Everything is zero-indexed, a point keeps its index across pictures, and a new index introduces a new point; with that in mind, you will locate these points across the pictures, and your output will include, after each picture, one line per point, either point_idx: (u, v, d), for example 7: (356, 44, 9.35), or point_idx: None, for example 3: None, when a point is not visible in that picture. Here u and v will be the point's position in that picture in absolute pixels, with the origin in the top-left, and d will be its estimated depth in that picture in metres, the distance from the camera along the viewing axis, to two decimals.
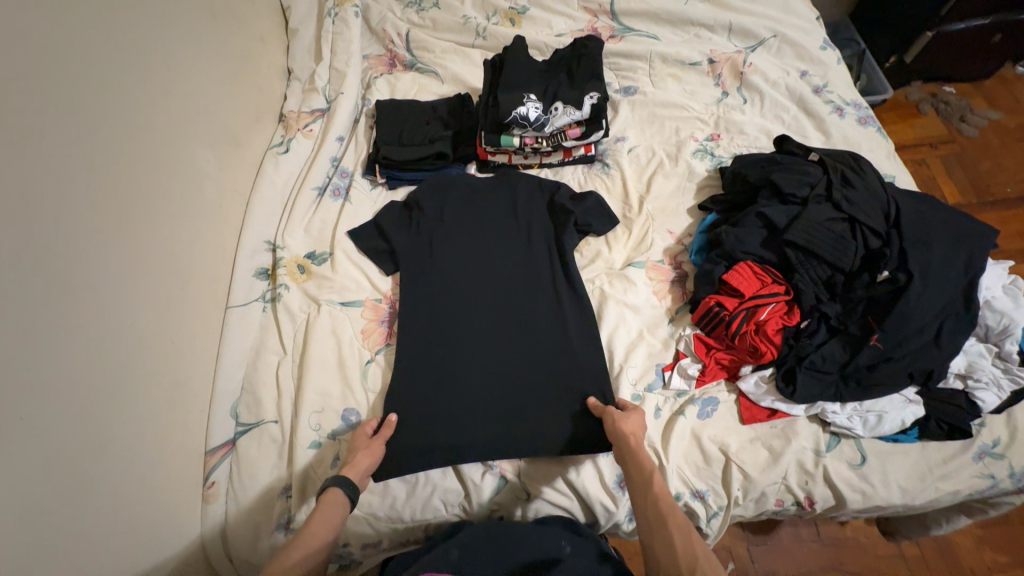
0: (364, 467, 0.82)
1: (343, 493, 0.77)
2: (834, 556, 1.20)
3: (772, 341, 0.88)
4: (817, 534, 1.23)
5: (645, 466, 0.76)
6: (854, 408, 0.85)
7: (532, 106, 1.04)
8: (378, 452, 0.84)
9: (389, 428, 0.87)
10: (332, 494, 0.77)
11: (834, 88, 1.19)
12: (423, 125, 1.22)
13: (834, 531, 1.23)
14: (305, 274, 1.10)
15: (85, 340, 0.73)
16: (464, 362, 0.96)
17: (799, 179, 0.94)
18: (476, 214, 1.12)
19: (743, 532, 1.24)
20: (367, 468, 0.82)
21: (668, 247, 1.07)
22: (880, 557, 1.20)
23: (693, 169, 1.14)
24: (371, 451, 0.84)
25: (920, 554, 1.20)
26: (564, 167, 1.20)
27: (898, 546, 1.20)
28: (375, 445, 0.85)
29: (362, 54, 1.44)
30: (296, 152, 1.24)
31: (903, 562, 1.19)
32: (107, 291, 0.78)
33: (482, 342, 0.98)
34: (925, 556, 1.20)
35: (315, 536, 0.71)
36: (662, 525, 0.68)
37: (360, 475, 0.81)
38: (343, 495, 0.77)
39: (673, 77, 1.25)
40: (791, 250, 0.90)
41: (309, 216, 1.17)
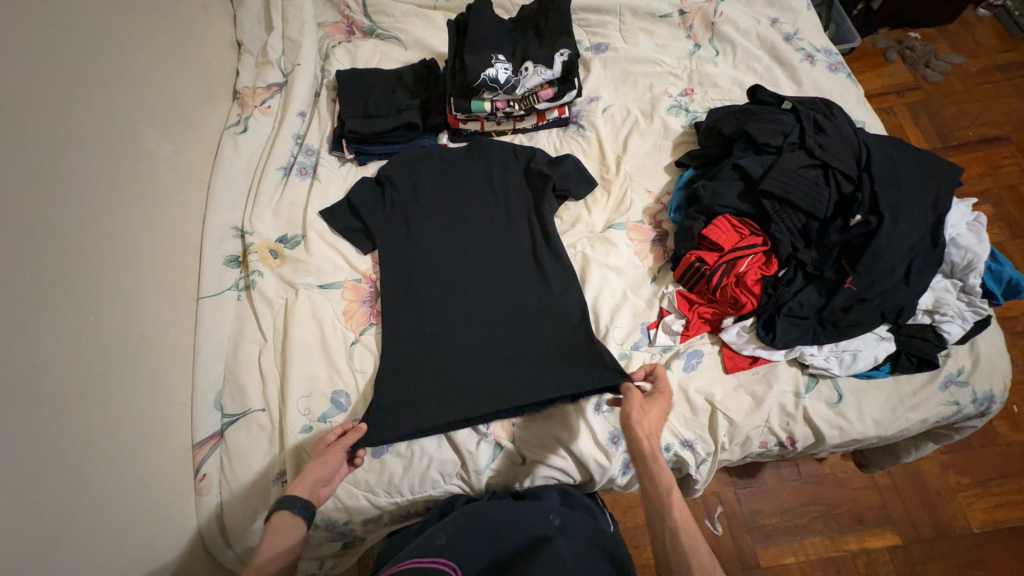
0: (317, 478, 0.79)
1: (296, 514, 0.75)
2: (815, 492, 1.28)
3: (752, 292, 0.89)
4: (798, 473, 1.30)
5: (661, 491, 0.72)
6: (831, 348, 0.88)
7: (502, 68, 1.00)
8: (335, 458, 0.81)
9: (354, 434, 0.84)
10: (279, 519, 0.74)
11: (805, 35, 1.18)
12: (389, 95, 1.17)
13: (813, 469, 1.30)
14: (278, 258, 1.06)
15: (46, 341, 0.68)
16: (451, 335, 0.96)
17: (773, 128, 0.93)
18: (451, 186, 1.09)
19: (730, 477, 1.30)
20: (320, 478, 0.79)
21: (647, 206, 1.07)
22: (857, 489, 1.28)
23: (668, 126, 1.13)
24: (327, 460, 0.80)
25: (892, 482, 1.28)
26: (539, 131, 1.17)
27: (872, 476, 1.29)
28: (331, 454, 0.81)
29: (316, 22, 1.35)
30: (255, 131, 1.17)
31: (877, 491, 1.27)
32: (65, 286, 0.73)
33: (467, 314, 0.97)
34: (897, 484, 1.29)
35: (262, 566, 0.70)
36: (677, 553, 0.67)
37: (309, 486, 0.78)
38: (294, 515, 0.74)
39: (644, 31, 1.22)
40: (768, 200, 0.90)
41: (276, 199, 1.12)
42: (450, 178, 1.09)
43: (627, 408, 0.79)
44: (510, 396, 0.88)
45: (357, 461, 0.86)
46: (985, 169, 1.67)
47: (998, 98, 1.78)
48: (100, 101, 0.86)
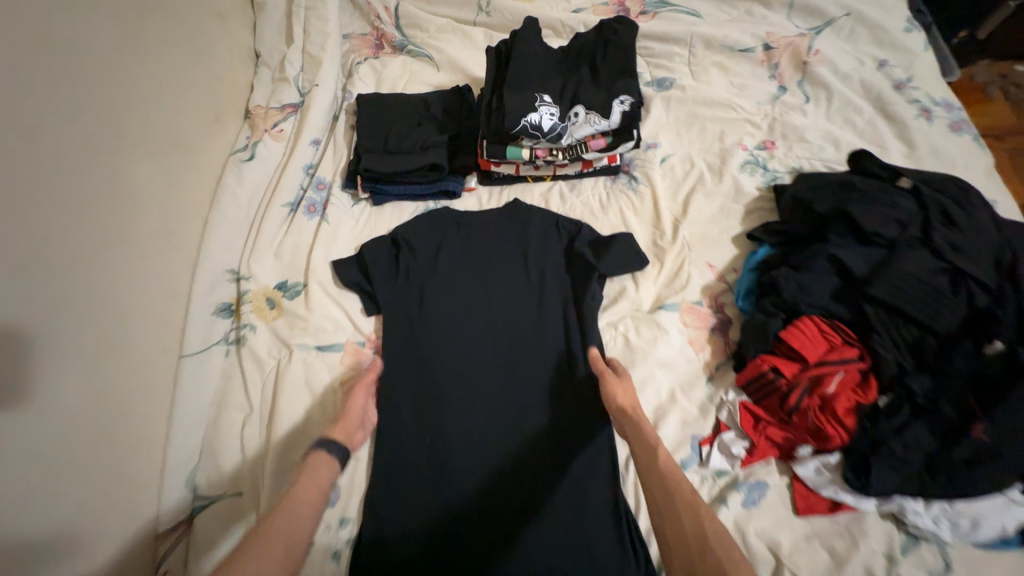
0: (353, 421, 0.77)
1: (331, 456, 0.70)
2: None
3: (842, 422, 0.70)
4: None
5: (649, 441, 0.64)
6: (942, 509, 0.67)
7: (547, 112, 0.83)
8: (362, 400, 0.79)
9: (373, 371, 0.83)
10: (318, 458, 0.69)
11: (920, 83, 0.97)
12: (414, 127, 1.02)
13: None
14: (275, 309, 0.94)
15: None
16: (464, 428, 0.82)
17: (886, 215, 0.74)
18: (477, 246, 0.95)
19: None
20: (360, 420, 0.78)
21: (708, 284, 0.88)
22: None
23: (740, 186, 0.94)
24: (357, 401, 0.79)
25: None
26: (583, 180, 1.01)
27: None
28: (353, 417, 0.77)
29: (343, 34, 1.21)
30: (264, 158, 1.04)
31: None
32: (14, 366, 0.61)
33: (484, 404, 0.84)
34: None
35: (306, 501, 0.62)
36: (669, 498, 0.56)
37: (346, 432, 0.75)
38: (330, 461, 0.69)
39: (718, 66, 1.03)
40: (872, 307, 0.71)
41: (279, 239, 0.99)
42: (478, 237, 0.96)
43: (605, 380, 0.75)
44: (508, 407, 0.83)
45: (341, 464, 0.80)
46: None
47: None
48: (77, 134, 0.74)
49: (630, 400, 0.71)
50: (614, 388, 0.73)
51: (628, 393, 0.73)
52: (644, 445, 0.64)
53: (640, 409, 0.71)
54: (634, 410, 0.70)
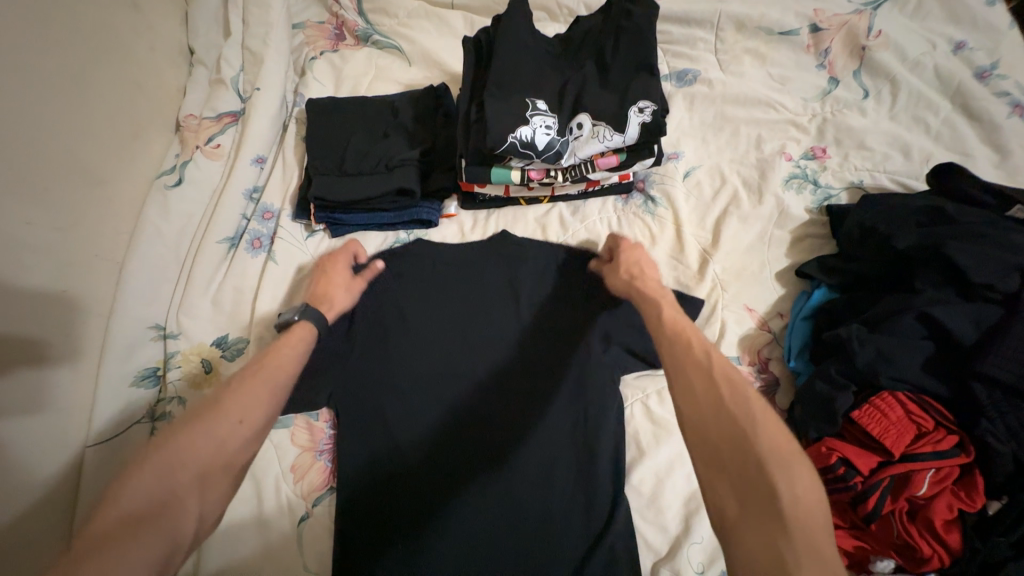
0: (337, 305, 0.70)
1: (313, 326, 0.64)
2: None
3: (941, 539, 0.53)
4: None
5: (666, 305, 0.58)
6: None
7: (541, 124, 0.64)
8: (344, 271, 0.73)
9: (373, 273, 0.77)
10: (301, 330, 0.62)
11: (1009, 70, 0.77)
12: (378, 140, 0.83)
13: None
14: (210, 374, 0.75)
15: None
16: (426, 498, 0.68)
17: (1003, 262, 0.55)
18: (453, 284, 0.78)
19: None
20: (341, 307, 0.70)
21: (747, 333, 0.69)
22: None
23: (785, 207, 0.75)
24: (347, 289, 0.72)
25: None
26: (588, 201, 0.82)
27: None
28: (338, 277, 0.72)
29: (295, 23, 1.01)
30: (196, 183, 0.85)
31: None
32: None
33: (455, 473, 0.69)
34: None
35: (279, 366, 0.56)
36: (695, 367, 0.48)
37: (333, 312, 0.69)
38: (310, 328, 0.63)
39: (753, 53, 0.84)
40: (985, 389, 0.54)
41: (215, 283, 0.80)
42: (457, 274, 0.78)
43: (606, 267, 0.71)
44: (490, 330, 0.75)
45: (325, 482, 0.70)
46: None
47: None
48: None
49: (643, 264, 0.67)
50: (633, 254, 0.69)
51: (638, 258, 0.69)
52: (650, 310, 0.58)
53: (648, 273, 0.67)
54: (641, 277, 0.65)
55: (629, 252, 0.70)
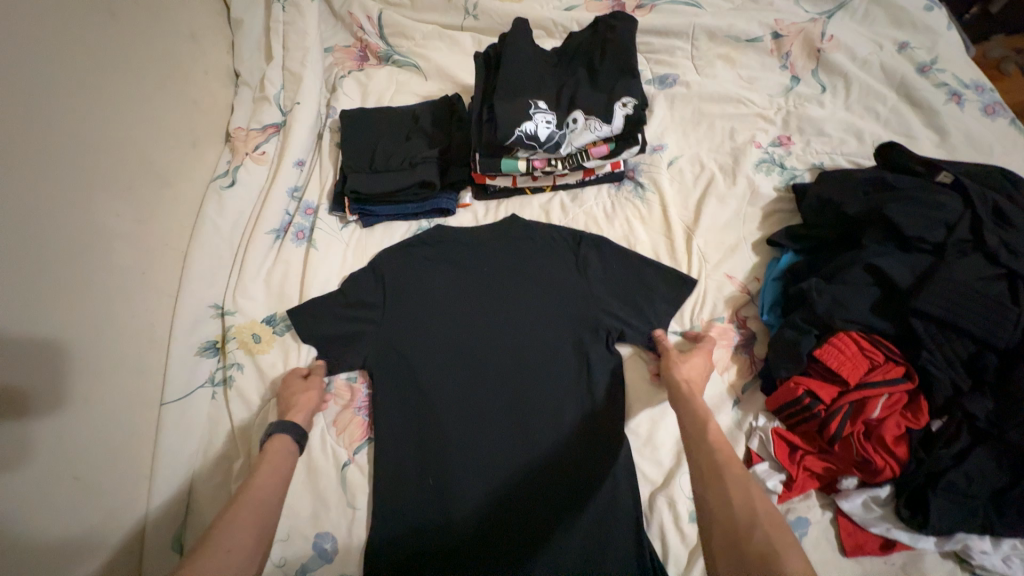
0: (308, 409, 0.77)
1: (290, 439, 0.70)
2: None
3: (891, 452, 0.63)
4: None
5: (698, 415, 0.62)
6: (1014, 547, 0.60)
7: (542, 119, 0.76)
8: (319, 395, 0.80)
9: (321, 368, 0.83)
10: (278, 443, 0.69)
11: (946, 65, 0.89)
12: (402, 142, 0.96)
13: None
14: (261, 344, 0.87)
15: None
16: (465, 448, 0.78)
17: (930, 217, 0.65)
18: (466, 262, 0.90)
19: None
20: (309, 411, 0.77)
21: (730, 295, 0.81)
22: None
23: (756, 187, 0.86)
24: (309, 393, 0.79)
25: None
26: (585, 189, 0.94)
27: None
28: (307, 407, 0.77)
29: (325, 48, 1.16)
30: (246, 184, 0.99)
31: None
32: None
33: (488, 448, 0.78)
34: None
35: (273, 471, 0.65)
36: (714, 469, 0.54)
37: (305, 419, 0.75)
38: (288, 441, 0.70)
39: (724, 58, 0.96)
40: (923, 323, 0.63)
41: (265, 268, 0.93)
42: (470, 254, 0.90)
43: (669, 356, 0.74)
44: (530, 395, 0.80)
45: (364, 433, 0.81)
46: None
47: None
48: (26, 172, 0.66)
49: (692, 373, 0.71)
50: (677, 363, 0.72)
51: (690, 367, 0.71)
52: (693, 420, 0.61)
53: (698, 383, 0.70)
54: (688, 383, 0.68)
55: (691, 358, 0.73)
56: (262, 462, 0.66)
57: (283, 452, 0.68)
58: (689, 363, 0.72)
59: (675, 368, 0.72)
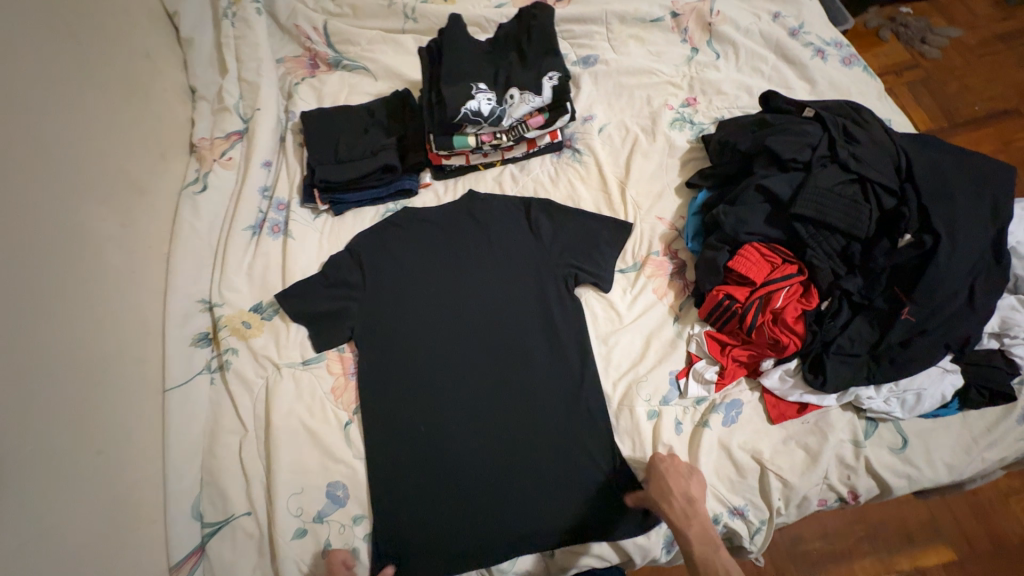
0: None
1: None
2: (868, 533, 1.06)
3: (793, 331, 0.78)
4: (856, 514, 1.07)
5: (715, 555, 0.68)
6: (890, 389, 0.76)
7: (484, 98, 0.88)
8: None
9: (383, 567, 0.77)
10: None
11: (811, 28, 1.08)
12: (361, 134, 1.05)
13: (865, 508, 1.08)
14: (251, 330, 0.95)
15: None
16: (451, 393, 0.89)
17: (799, 143, 0.82)
18: (437, 236, 1.00)
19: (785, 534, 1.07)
20: None
21: (662, 233, 0.96)
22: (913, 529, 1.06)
23: (673, 142, 1.02)
24: None
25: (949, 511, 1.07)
26: (531, 160, 1.07)
27: (930, 518, 1.06)
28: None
29: (276, 59, 1.24)
30: (217, 188, 1.05)
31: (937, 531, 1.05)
32: None
33: (471, 391, 0.89)
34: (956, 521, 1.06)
35: None
36: None
37: None
38: None
39: (635, 38, 1.12)
40: (803, 226, 0.79)
41: (246, 261, 1.00)
42: (437, 228, 1.01)
43: (677, 470, 0.75)
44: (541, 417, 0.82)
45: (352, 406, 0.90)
46: (1007, 132, 1.49)
47: (1014, 56, 1.59)
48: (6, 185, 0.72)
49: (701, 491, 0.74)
50: (692, 479, 0.74)
51: (698, 482, 0.74)
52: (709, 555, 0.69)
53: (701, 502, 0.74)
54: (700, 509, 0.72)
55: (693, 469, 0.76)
56: None
57: None
58: (696, 476, 0.75)
59: (688, 486, 0.73)
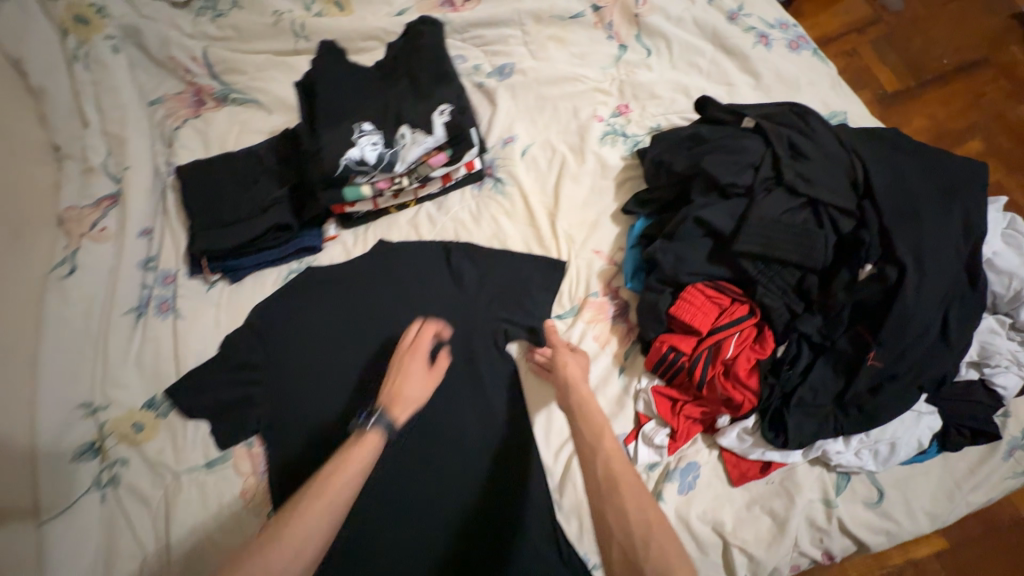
0: (417, 386, 0.67)
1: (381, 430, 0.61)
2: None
3: (748, 386, 0.68)
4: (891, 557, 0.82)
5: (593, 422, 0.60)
6: (861, 441, 0.67)
7: (368, 143, 0.75)
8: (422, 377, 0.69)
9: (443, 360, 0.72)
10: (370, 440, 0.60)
11: (752, 10, 0.94)
12: (249, 187, 0.91)
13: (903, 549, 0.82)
14: (144, 433, 0.82)
15: None
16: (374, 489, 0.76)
17: (738, 163, 0.70)
18: (348, 299, 0.88)
19: None
20: (416, 400, 0.66)
21: (600, 269, 0.84)
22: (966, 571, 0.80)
23: (605, 161, 0.89)
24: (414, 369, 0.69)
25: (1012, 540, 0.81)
26: (449, 195, 0.93)
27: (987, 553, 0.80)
28: (416, 371, 0.69)
29: (151, 99, 1.07)
30: (90, 266, 0.88)
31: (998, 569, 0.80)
32: None
33: (394, 481, 0.77)
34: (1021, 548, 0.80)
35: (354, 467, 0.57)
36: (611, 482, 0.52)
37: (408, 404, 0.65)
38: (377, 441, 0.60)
39: (555, 39, 0.98)
40: (750, 263, 0.68)
41: (132, 350, 0.87)
42: (346, 288, 0.88)
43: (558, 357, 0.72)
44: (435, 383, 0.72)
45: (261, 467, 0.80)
46: (980, 85, 1.28)
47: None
48: None
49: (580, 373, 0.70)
50: (569, 363, 0.71)
51: (578, 368, 0.70)
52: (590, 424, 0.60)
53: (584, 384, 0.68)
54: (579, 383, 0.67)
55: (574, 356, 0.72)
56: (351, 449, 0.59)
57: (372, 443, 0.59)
58: (576, 364, 0.71)
59: (567, 369, 0.70)
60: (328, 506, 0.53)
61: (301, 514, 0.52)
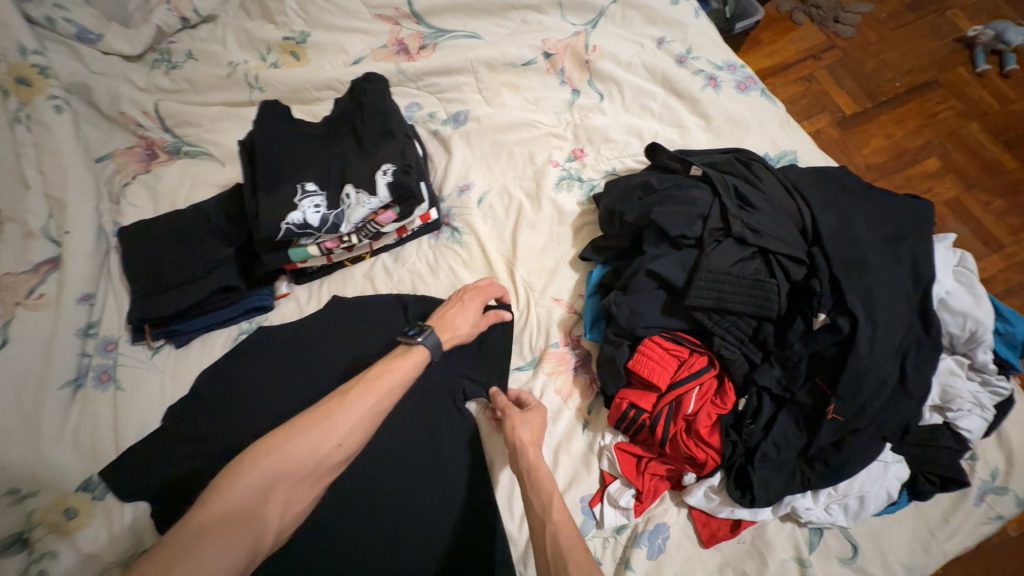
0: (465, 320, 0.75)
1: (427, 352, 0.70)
2: None
3: (708, 443, 0.66)
4: None
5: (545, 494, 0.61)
6: (829, 495, 0.65)
7: (311, 205, 0.74)
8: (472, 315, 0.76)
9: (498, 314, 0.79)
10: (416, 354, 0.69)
11: (700, 52, 0.96)
12: (197, 247, 0.88)
13: None
14: (77, 520, 0.74)
15: None
16: None
17: (687, 214, 0.70)
18: (296, 359, 0.82)
19: None
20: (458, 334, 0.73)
21: (560, 318, 0.82)
22: None
23: (561, 207, 0.88)
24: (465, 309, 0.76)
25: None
26: (406, 246, 0.91)
27: None
28: (473, 308, 0.76)
29: (98, 155, 1.03)
30: (25, 336, 0.79)
31: None
32: None
33: None
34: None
35: (378, 381, 0.65)
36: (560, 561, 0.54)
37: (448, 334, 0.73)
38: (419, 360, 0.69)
39: (509, 86, 0.98)
40: (706, 315, 0.67)
41: (64, 429, 0.78)
42: (296, 346, 0.83)
43: (510, 415, 0.70)
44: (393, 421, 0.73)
45: None
46: (932, 105, 1.29)
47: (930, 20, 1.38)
48: None
49: (535, 434, 0.68)
50: (519, 424, 0.69)
51: (531, 427, 0.69)
52: (541, 494, 0.61)
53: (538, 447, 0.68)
54: (533, 446, 0.67)
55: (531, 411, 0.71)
56: (393, 365, 0.67)
57: (409, 370, 0.67)
58: (529, 421, 0.69)
59: (520, 431, 0.68)
60: (367, 406, 0.63)
61: (343, 407, 0.62)
